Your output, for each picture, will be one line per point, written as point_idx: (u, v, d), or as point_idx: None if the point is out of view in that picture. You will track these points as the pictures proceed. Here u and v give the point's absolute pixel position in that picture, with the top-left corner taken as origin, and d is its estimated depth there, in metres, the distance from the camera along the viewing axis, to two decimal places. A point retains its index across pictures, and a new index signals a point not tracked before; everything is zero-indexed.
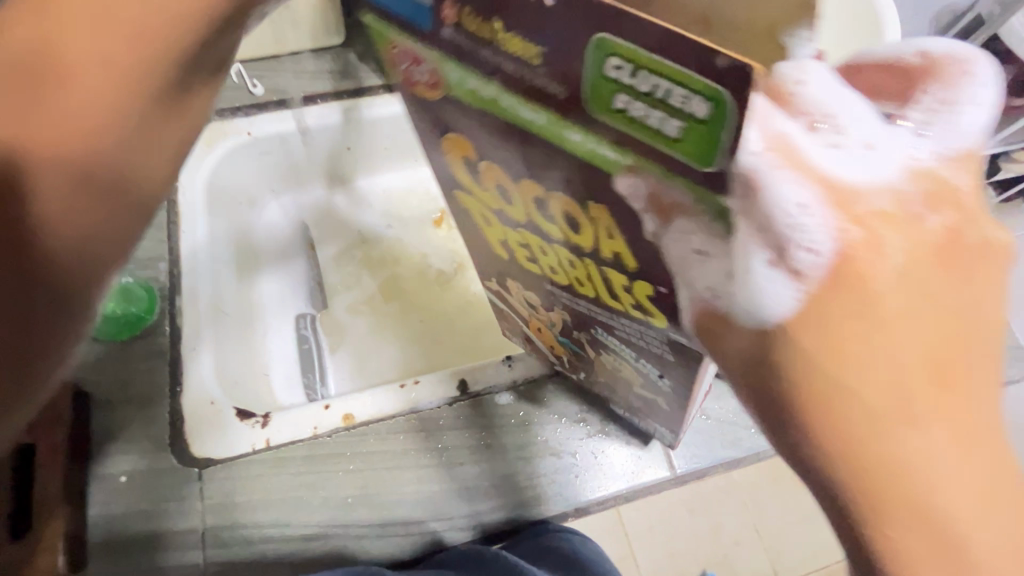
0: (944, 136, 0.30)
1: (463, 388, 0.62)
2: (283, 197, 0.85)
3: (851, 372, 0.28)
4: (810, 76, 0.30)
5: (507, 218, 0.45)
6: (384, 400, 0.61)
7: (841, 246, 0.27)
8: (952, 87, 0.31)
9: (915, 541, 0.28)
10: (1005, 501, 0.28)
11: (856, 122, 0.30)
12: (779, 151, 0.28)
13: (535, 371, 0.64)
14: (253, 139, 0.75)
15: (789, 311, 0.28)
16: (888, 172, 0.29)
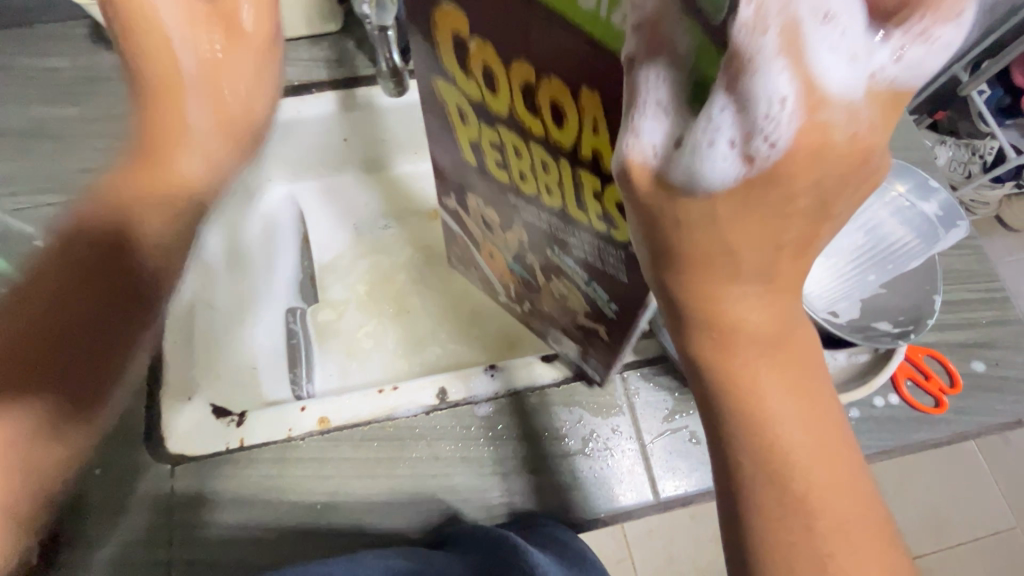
0: (903, 69, 0.27)
1: (442, 396, 0.60)
2: (280, 186, 0.84)
3: (741, 232, 0.30)
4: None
5: (484, 113, 0.47)
6: (361, 404, 0.60)
7: (797, 149, 0.27)
8: (955, 11, 0.26)
9: (738, 361, 0.35)
10: (793, 354, 0.36)
11: (851, 26, 0.26)
12: (786, 36, 0.25)
13: (517, 382, 0.61)
14: None
15: (728, 183, 0.28)
16: (856, 92, 0.26)
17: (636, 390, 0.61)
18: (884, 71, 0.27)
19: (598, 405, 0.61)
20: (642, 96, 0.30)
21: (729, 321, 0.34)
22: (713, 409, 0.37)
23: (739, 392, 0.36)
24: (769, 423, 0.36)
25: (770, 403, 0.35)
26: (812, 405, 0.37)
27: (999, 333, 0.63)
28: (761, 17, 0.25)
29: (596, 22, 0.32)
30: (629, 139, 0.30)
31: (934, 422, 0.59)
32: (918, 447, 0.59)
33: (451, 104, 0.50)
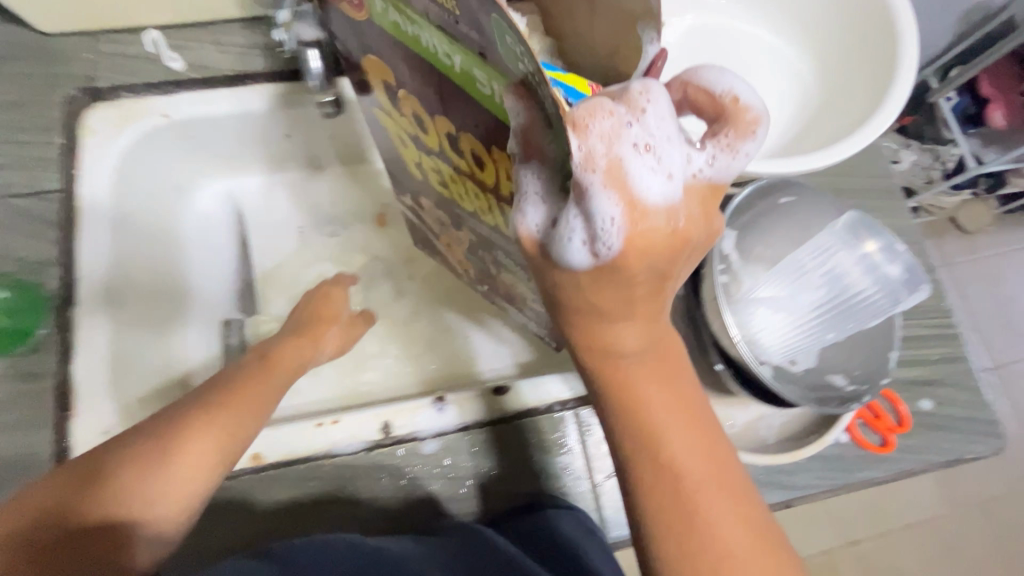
0: (715, 172, 0.30)
1: (386, 430, 0.57)
2: (218, 188, 0.78)
3: (606, 295, 0.32)
4: (653, 95, 0.29)
5: (420, 143, 0.48)
6: (297, 438, 0.56)
7: (631, 254, 0.29)
8: (746, 137, 0.30)
9: (619, 374, 0.35)
10: (675, 377, 0.37)
11: (668, 150, 0.28)
12: (611, 173, 0.28)
13: (467, 418, 0.59)
14: (173, 121, 0.66)
15: (582, 266, 0.31)
16: (674, 199, 0.29)
17: (590, 427, 0.59)
18: (700, 173, 0.30)
19: (548, 442, 0.59)
20: (525, 188, 0.33)
21: (606, 341, 0.34)
22: (603, 416, 0.37)
23: (622, 403, 0.36)
24: (654, 426, 0.36)
25: (652, 411, 0.36)
26: (691, 408, 0.37)
27: (947, 371, 0.63)
28: (590, 158, 0.27)
29: (492, 104, 0.35)
30: (517, 216, 0.33)
31: (879, 460, 0.60)
32: (862, 486, 0.59)
33: (393, 130, 0.51)
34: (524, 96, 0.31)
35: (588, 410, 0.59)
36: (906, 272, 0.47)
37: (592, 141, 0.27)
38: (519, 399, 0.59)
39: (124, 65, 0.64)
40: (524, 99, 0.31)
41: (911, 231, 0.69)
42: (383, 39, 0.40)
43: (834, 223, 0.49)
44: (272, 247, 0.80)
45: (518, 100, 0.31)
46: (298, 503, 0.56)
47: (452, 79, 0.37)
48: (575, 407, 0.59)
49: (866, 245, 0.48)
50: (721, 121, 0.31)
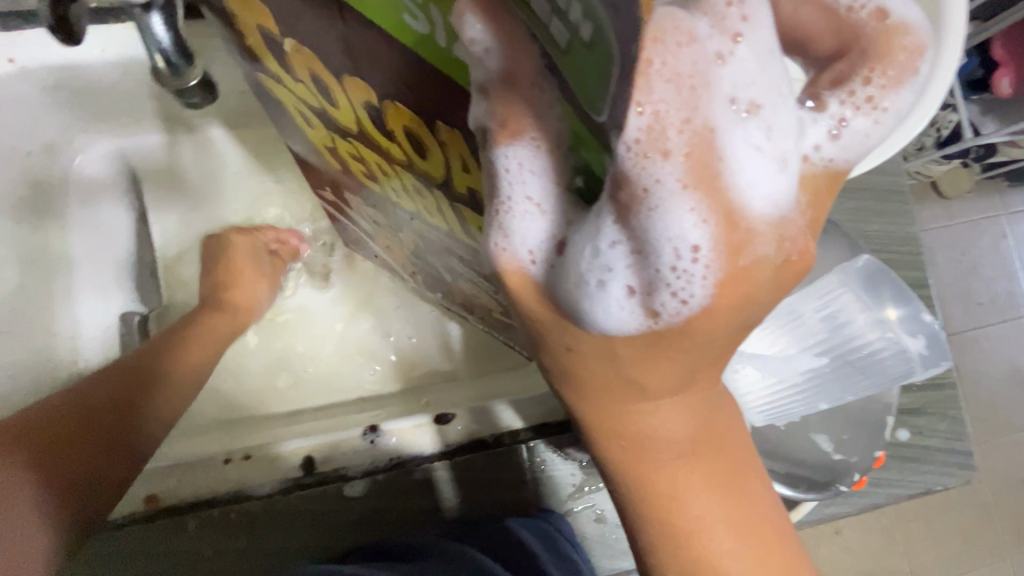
0: (843, 151, 0.19)
1: (308, 466, 0.49)
2: (100, 142, 0.64)
3: (659, 367, 0.22)
4: (750, 9, 0.17)
5: (326, 117, 0.35)
6: (200, 477, 0.48)
7: (720, 303, 0.18)
8: (898, 84, 0.18)
9: (659, 475, 0.26)
10: (727, 454, 0.26)
11: (778, 113, 0.18)
12: (693, 156, 0.17)
13: (402, 451, 0.50)
14: (21, 68, 0.50)
15: (624, 318, 0.19)
16: (788, 207, 0.18)
17: (547, 466, 0.53)
18: (819, 153, 0.19)
19: (502, 472, 0.53)
20: (506, 191, 0.20)
21: (641, 426, 0.24)
22: (631, 523, 0.28)
23: (659, 510, 0.26)
24: (700, 542, 0.26)
25: (700, 519, 0.26)
26: (755, 510, 0.27)
27: (929, 398, 0.59)
28: (659, 130, 0.16)
29: (436, 54, 0.20)
30: (498, 239, 0.21)
31: (847, 495, 0.56)
32: (825, 519, 0.56)
33: (289, 104, 0.39)
34: (500, 18, 0.17)
35: (546, 444, 0.53)
36: (930, 343, 0.39)
37: (666, 98, 0.16)
38: (469, 424, 0.51)
39: None
40: (502, 17, 0.17)
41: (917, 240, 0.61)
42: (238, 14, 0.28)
43: (853, 264, 0.40)
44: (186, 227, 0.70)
45: (490, 27, 0.17)
46: (238, 532, 0.50)
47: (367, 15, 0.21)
48: (528, 439, 0.52)
49: (888, 307, 0.39)
50: (852, 55, 0.18)
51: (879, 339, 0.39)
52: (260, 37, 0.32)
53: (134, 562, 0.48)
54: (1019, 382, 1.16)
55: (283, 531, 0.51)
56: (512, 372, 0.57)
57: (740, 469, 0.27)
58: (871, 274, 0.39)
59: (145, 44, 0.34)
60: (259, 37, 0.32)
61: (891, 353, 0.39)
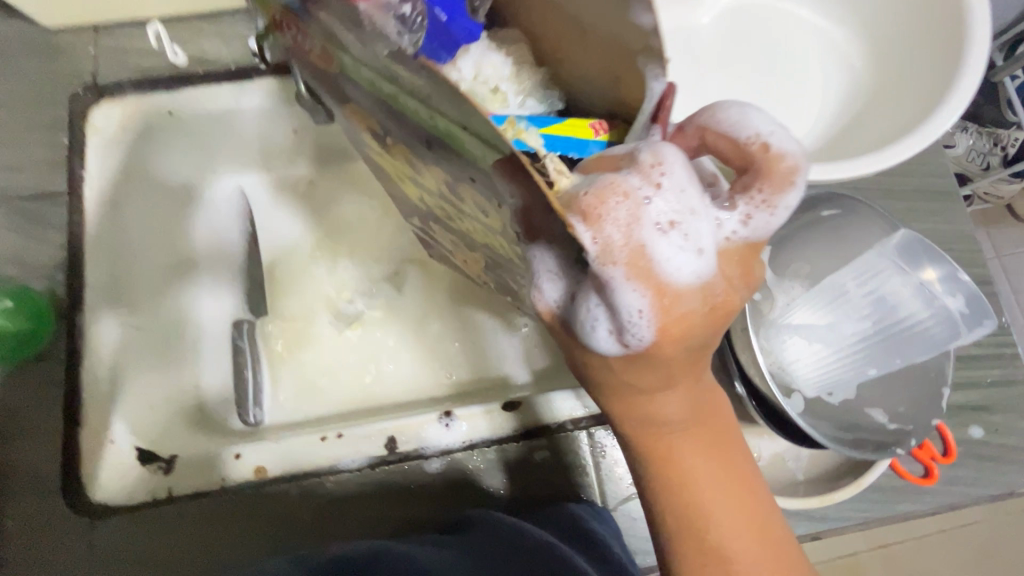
0: (750, 232, 0.26)
1: (391, 446, 0.56)
2: (241, 178, 0.76)
3: (642, 376, 0.28)
4: (666, 165, 0.25)
5: (408, 178, 0.43)
6: (300, 454, 0.55)
7: (667, 341, 0.26)
8: (782, 190, 0.25)
9: (657, 438, 0.30)
10: (717, 436, 0.31)
11: (695, 223, 0.25)
12: (636, 259, 0.25)
13: (473, 435, 0.56)
14: (176, 119, 0.64)
15: (609, 353, 0.27)
16: (710, 277, 0.26)
17: (604, 450, 0.57)
18: (734, 235, 0.26)
19: (558, 462, 0.57)
20: (538, 268, 0.29)
21: (646, 412, 0.30)
22: (638, 480, 0.32)
23: (658, 467, 0.31)
24: (691, 494, 0.31)
25: (690, 475, 0.31)
26: (736, 472, 0.32)
27: (1002, 395, 0.58)
28: (606, 250, 0.24)
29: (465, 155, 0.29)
30: (534, 293, 0.30)
31: (921, 493, 0.55)
32: (898, 518, 0.55)
33: (392, 169, 0.46)
34: (516, 179, 0.25)
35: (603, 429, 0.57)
36: (970, 302, 0.43)
37: (608, 230, 0.24)
38: (529, 416, 0.57)
39: (125, 60, 0.64)
40: (516, 179, 0.25)
41: (973, 237, 0.62)
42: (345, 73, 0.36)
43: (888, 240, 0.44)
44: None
45: (509, 179, 0.26)
46: (320, 507, 0.55)
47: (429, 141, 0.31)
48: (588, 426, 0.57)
49: (926, 269, 0.43)
50: (749, 173, 0.26)
51: (924, 309, 0.43)
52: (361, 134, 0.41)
53: (225, 523, 0.53)
54: None
55: (358, 504, 0.55)
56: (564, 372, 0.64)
57: (731, 444, 0.32)
58: (907, 245, 0.43)
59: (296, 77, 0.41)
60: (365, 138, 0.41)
61: (936, 321, 0.43)
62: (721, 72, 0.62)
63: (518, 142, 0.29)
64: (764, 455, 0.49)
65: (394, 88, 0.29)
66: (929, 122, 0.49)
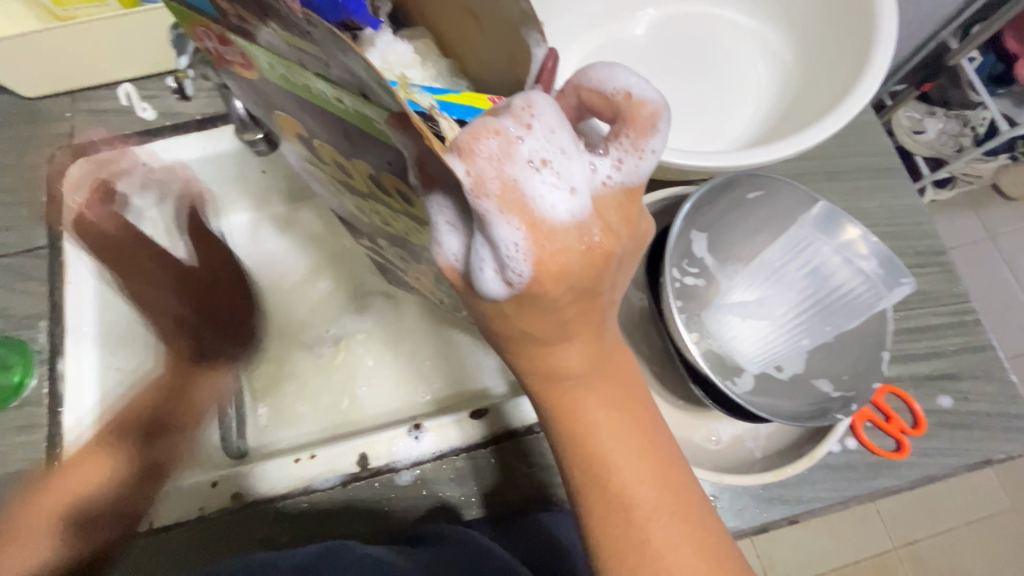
0: (624, 176, 0.28)
1: (363, 463, 0.56)
2: (207, 223, 0.79)
3: (534, 321, 0.30)
4: (538, 107, 0.26)
5: (350, 187, 0.46)
6: (276, 477, 0.56)
7: (547, 279, 0.28)
8: (646, 135, 0.27)
9: (564, 395, 0.33)
10: (621, 387, 0.35)
11: (566, 163, 0.26)
12: (509, 194, 0.26)
13: (443, 446, 0.57)
14: (151, 170, 0.68)
15: (498, 293, 0.29)
16: (583, 215, 0.27)
17: None
18: (610, 180, 0.28)
19: (527, 464, 0.59)
20: (435, 218, 0.31)
21: (550, 365, 0.32)
22: (549, 433, 0.35)
23: (565, 422, 0.34)
24: (597, 447, 0.34)
25: (595, 430, 0.34)
26: (639, 425, 0.35)
27: (969, 362, 0.58)
28: (480, 182, 0.25)
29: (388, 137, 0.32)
30: (435, 248, 0.31)
31: (894, 467, 0.54)
32: (874, 495, 0.55)
33: (327, 180, 0.51)
34: (408, 129, 0.27)
35: None
36: (883, 262, 0.45)
37: (481, 165, 0.25)
38: (497, 423, 0.58)
39: (100, 120, 0.68)
40: (406, 128, 0.27)
41: (923, 211, 0.63)
42: (278, 92, 0.39)
43: (808, 214, 0.46)
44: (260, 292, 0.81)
45: (401, 131, 0.28)
46: (299, 523, 0.56)
47: (357, 125, 0.34)
48: None
49: (848, 230, 0.46)
50: (617, 123, 0.28)
51: (854, 277, 0.45)
52: (299, 141, 0.45)
53: (213, 546, 0.55)
54: None
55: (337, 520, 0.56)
56: None
57: (635, 394, 0.36)
58: (827, 215, 0.45)
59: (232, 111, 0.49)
60: (299, 142, 0.45)
61: (864, 284, 0.45)
62: (655, 72, 0.65)
63: (409, 102, 0.29)
64: (722, 438, 0.50)
65: (310, 74, 0.32)
66: (853, 92, 0.50)
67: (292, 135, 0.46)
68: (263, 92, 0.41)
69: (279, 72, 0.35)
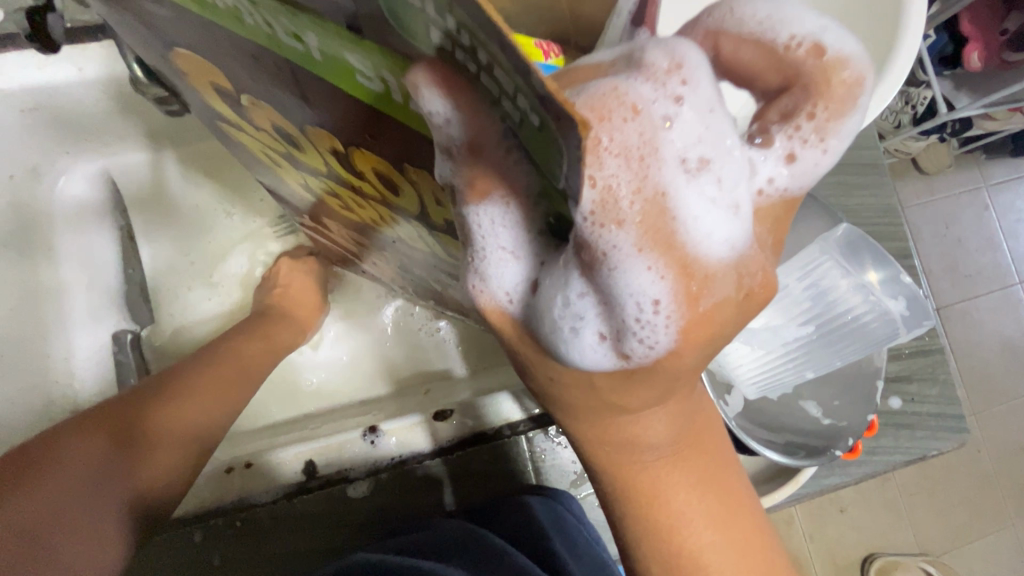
0: (793, 178, 0.20)
1: (309, 471, 0.50)
2: (86, 164, 0.65)
3: (635, 393, 0.22)
4: (689, 71, 0.17)
5: (297, 161, 0.34)
6: (208, 484, 0.49)
7: (686, 346, 0.19)
8: (843, 114, 0.19)
9: (641, 473, 0.25)
10: (706, 450, 0.27)
11: (728, 165, 0.19)
12: (649, 220, 0.17)
13: (404, 449, 0.51)
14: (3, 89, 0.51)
15: (598, 356, 0.20)
16: (744, 246, 0.19)
17: (545, 451, 0.54)
18: (772, 184, 0.20)
19: (499, 468, 0.54)
20: (478, 236, 0.20)
21: (629, 438, 0.24)
22: (609, 506, 0.28)
23: (638, 502, 0.26)
24: (678, 528, 0.27)
25: (679, 513, 0.27)
26: (730, 496, 0.28)
27: (918, 365, 0.60)
28: (608, 200, 0.16)
29: (391, 104, 0.19)
30: (475, 281, 0.22)
31: (845, 464, 0.57)
32: (827, 490, 0.57)
33: (255, 146, 0.39)
34: (457, 91, 0.16)
35: (544, 433, 0.54)
36: (912, 304, 0.42)
37: (612, 168, 0.16)
38: (466, 423, 0.52)
39: None
40: (453, 92, 0.16)
41: (895, 211, 0.62)
42: (174, 29, 0.26)
43: (834, 233, 0.43)
44: (177, 255, 0.70)
45: (444, 99, 0.16)
46: (240, 538, 0.49)
47: (318, 73, 0.20)
48: (527, 431, 0.54)
49: (870, 270, 0.42)
50: (796, 91, 0.18)
51: (863, 304, 0.42)
52: (215, 92, 0.32)
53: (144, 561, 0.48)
54: (1008, 350, 1.31)
55: (287, 530, 0.50)
56: (506, 365, 0.59)
57: (721, 454, 0.28)
58: (851, 241, 0.42)
59: (127, 57, 0.40)
60: (215, 93, 0.32)
61: (877, 317, 0.42)
62: None
63: None
64: None
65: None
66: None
67: (200, 83, 0.32)
68: (142, 24, 0.27)
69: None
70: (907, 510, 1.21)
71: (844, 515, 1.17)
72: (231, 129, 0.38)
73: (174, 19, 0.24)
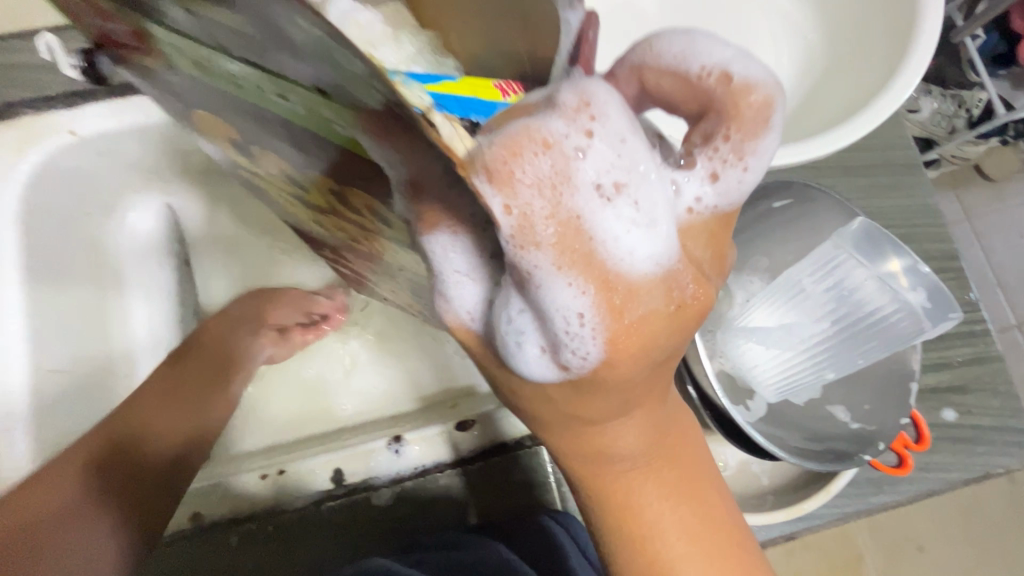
0: (720, 196, 0.20)
1: (336, 479, 0.51)
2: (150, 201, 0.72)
3: (589, 404, 0.22)
4: (597, 107, 0.18)
5: (308, 203, 0.37)
6: (243, 488, 0.51)
7: (618, 357, 0.20)
8: (756, 135, 0.19)
9: (613, 483, 0.25)
10: (682, 462, 0.27)
11: (644, 189, 0.19)
12: (566, 241, 0.18)
13: (425, 459, 0.52)
14: (81, 138, 0.58)
15: (543, 369, 0.21)
16: (668, 261, 0.20)
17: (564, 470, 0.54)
18: (701, 203, 0.20)
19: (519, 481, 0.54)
20: (440, 266, 0.21)
21: (597, 449, 0.24)
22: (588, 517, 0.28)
23: (613, 513, 0.26)
24: (657, 539, 0.26)
25: (656, 524, 0.26)
26: (709, 509, 0.27)
27: (973, 376, 0.56)
28: (526, 224, 0.18)
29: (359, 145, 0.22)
30: (441, 302, 0.23)
31: (895, 484, 0.53)
32: (877, 511, 0.53)
33: (275, 193, 0.43)
34: (395, 135, 0.18)
35: None
36: (934, 295, 0.41)
37: (527, 196, 0.18)
38: (486, 434, 0.53)
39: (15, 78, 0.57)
40: (393, 135, 0.18)
41: (936, 217, 0.59)
42: (195, 90, 0.29)
43: (848, 228, 0.44)
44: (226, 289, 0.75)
45: (392, 142, 0.19)
46: (272, 543, 0.51)
47: (310, 128, 0.24)
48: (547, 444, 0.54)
49: (890, 260, 0.43)
50: (711, 117, 0.19)
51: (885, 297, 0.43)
52: (234, 145, 0.36)
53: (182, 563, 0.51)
54: None
55: (315, 539, 0.52)
56: None
57: (700, 467, 0.28)
58: (866, 233, 0.43)
59: None
60: (234, 147, 0.36)
61: (899, 311, 0.42)
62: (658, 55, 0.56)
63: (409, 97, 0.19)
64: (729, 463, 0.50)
65: (243, 63, 0.22)
66: (905, 64, 0.42)
67: (223, 138, 0.36)
68: (173, 85, 0.32)
69: (191, 54, 0.25)
70: (998, 549, 1.08)
71: (924, 553, 1.06)
72: (255, 178, 0.42)
73: (191, 79, 0.28)
